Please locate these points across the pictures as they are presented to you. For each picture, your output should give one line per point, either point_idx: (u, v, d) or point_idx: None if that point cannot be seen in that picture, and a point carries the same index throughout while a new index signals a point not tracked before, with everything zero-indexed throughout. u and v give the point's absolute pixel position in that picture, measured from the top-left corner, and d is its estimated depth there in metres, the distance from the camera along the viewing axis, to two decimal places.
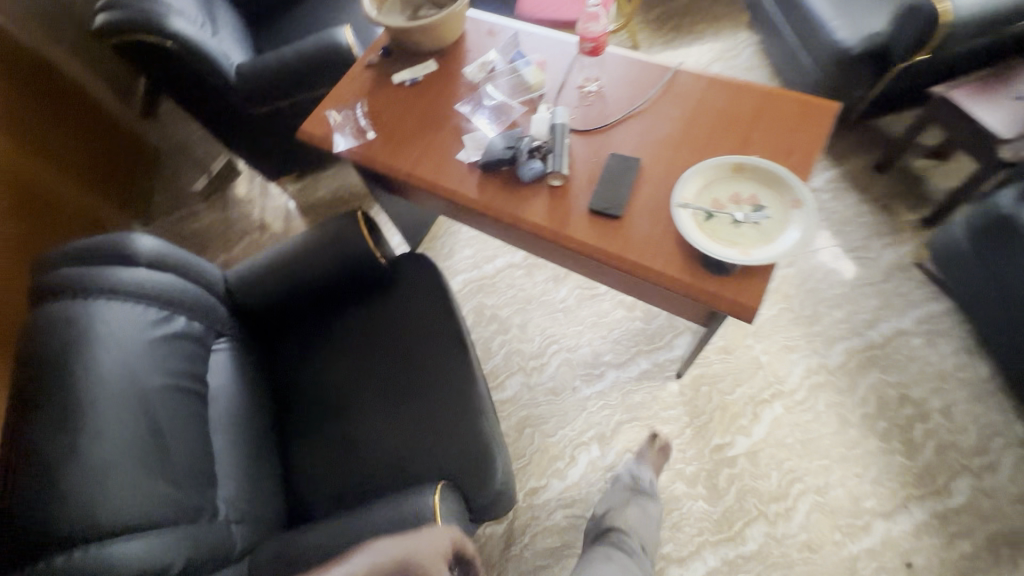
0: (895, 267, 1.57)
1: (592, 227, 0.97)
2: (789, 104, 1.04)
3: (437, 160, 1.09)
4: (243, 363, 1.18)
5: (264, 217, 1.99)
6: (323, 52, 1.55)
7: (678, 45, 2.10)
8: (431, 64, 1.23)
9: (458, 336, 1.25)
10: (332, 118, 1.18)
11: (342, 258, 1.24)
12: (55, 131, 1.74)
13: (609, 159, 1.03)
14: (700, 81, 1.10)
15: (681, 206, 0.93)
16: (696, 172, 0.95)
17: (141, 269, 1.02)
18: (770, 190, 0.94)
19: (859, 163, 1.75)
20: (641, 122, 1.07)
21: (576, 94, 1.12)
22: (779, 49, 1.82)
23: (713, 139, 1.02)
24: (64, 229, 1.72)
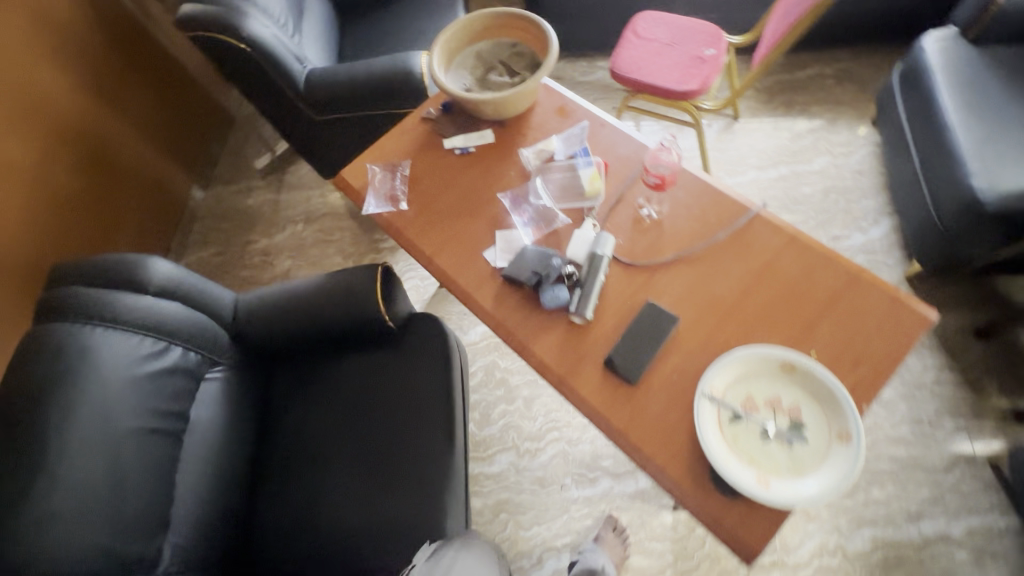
0: (963, 458, 1.34)
1: (601, 385, 0.86)
2: (875, 298, 0.87)
3: (462, 253, 1.01)
4: (232, 394, 1.17)
5: (313, 211, 1.99)
6: (394, 76, 1.49)
7: (784, 127, 1.88)
8: (488, 134, 1.13)
9: (448, 419, 1.18)
10: (372, 174, 1.11)
11: (351, 312, 1.19)
12: (137, 92, 1.79)
13: (643, 307, 0.90)
14: (778, 236, 0.94)
15: (705, 397, 0.80)
16: (735, 358, 0.82)
17: (149, 296, 1.03)
18: (818, 404, 0.79)
19: (956, 320, 1.50)
20: (694, 269, 0.93)
21: (631, 216, 0.99)
22: (900, 165, 1.57)
23: (770, 316, 0.87)
24: (126, 188, 1.78)
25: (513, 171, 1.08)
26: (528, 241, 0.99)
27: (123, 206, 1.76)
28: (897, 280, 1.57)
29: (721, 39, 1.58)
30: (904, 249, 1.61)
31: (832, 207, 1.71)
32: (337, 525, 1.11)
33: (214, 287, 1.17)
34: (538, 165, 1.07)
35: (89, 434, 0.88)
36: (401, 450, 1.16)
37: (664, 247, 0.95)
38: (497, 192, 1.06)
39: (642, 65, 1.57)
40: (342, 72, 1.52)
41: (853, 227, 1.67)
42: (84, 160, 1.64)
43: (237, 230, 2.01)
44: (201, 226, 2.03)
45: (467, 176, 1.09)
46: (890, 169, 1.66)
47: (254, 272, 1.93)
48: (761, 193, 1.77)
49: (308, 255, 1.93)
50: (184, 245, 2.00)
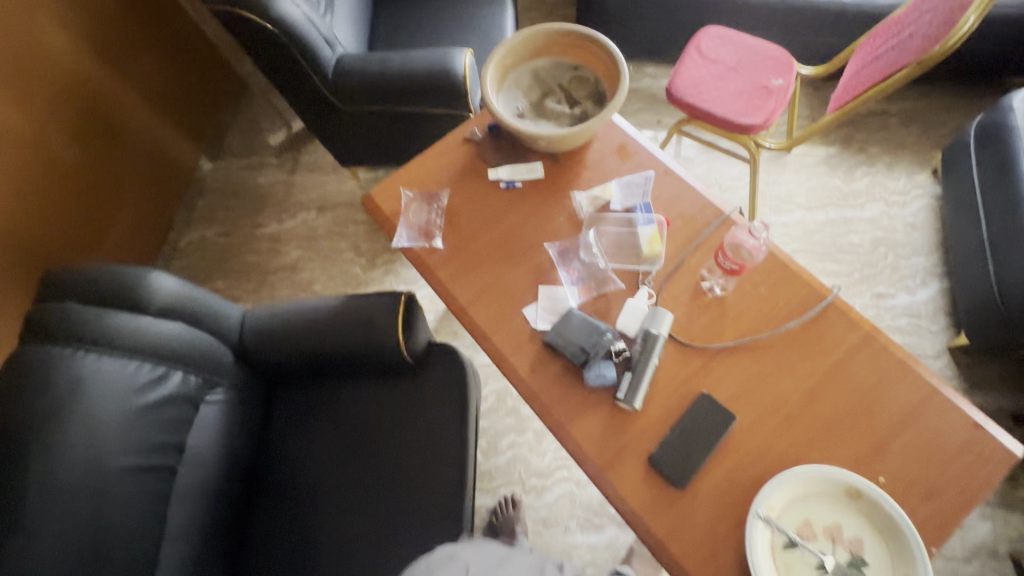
0: (985, 550, 1.30)
1: (643, 483, 0.78)
2: (957, 420, 0.78)
3: (499, 307, 0.92)
4: (233, 416, 1.09)
5: (328, 200, 1.88)
6: (433, 75, 1.35)
7: (838, 166, 1.76)
8: (538, 168, 1.02)
9: (460, 465, 1.10)
10: (405, 201, 1.01)
11: (365, 342, 1.09)
12: (147, 55, 1.65)
13: (697, 399, 0.82)
14: (854, 332, 0.85)
15: (761, 518, 0.73)
16: (795, 477, 0.74)
17: (148, 317, 0.93)
18: (883, 540, 0.71)
19: (995, 401, 1.43)
20: (756, 360, 0.84)
21: (691, 287, 0.89)
22: (963, 229, 1.47)
23: (836, 428, 0.79)
24: (134, 161, 1.66)
25: (563, 216, 0.97)
26: (574, 303, 0.90)
27: (125, 176, 1.64)
28: (938, 350, 1.49)
29: (792, 69, 1.45)
30: (950, 317, 1.53)
31: (879, 261, 1.61)
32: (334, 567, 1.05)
33: (220, 302, 1.08)
34: (592, 216, 0.96)
35: (74, 476, 0.80)
36: (407, 493, 1.09)
37: (726, 330, 0.86)
38: (543, 239, 0.96)
39: (703, 91, 1.43)
40: (375, 62, 1.38)
41: (899, 286, 1.57)
42: (89, 130, 1.52)
43: (246, 211, 1.90)
44: (207, 201, 1.91)
45: (510, 215, 0.98)
46: (948, 229, 1.56)
47: (260, 259, 1.82)
48: (805, 237, 1.66)
49: (319, 247, 1.82)
50: (188, 220, 1.89)
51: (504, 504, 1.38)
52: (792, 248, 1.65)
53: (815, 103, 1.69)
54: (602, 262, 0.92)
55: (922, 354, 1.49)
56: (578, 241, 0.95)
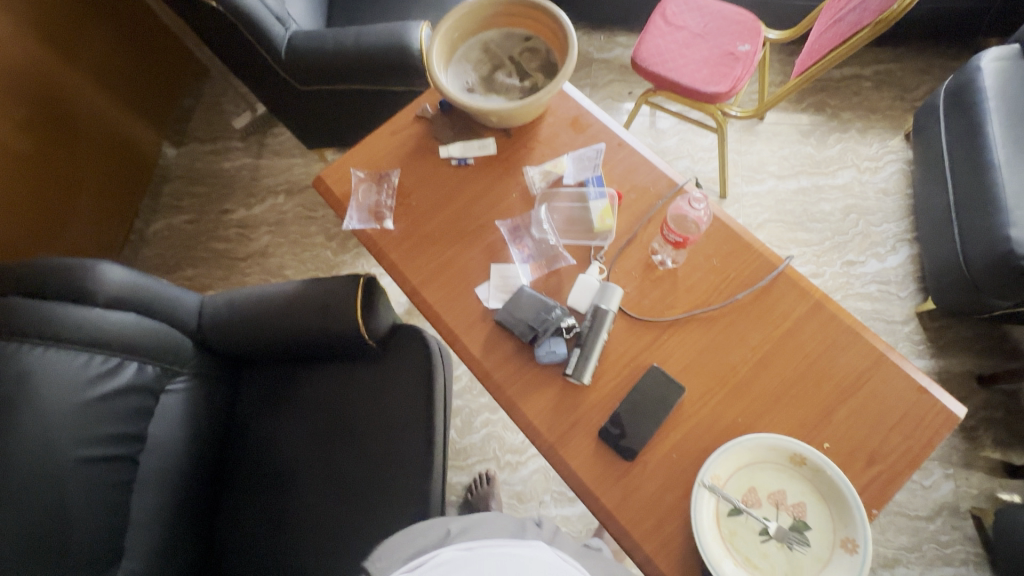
0: (947, 508, 1.33)
1: (593, 457, 0.79)
2: (902, 385, 0.79)
3: (452, 287, 0.91)
4: (198, 404, 1.09)
5: (296, 183, 1.85)
6: (388, 50, 1.31)
7: (811, 133, 1.73)
8: (490, 145, 0.99)
9: (425, 446, 1.10)
10: (355, 182, 0.99)
11: (326, 326, 1.09)
12: (97, 36, 1.59)
13: (647, 372, 0.82)
14: (804, 300, 0.84)
15: (707, 488, 0.74)
16: (741, 445, 0.75)
17: (96, 309, 0.92)
18: (825, 504, 0.73)
19: (961, 363, 1.45)
20: (707, 332, 0.84)
21: (642, 261, 0.89)
22: (931, 194, 1.46)
23: (784, 396, 0.80)
24: (95, 151, 1.63)
25: (515, 193, 0.96)
26: (525, 279, 0.89)
27: (84, 166, 1.60)
28: (907, 316, 1.50)
29: (759, 34, 1.41)
30: (920, 282, 1.53)
31: (850, 229, 1.61)
32: (302, 547, 1.06)
33: (176, 290, 1.06)
34: (544, 192, 0.95)
35: (25, 469, 0.80)
36: (372, 473, 1.10)
37: (676, 303, 0.86)
38: (495, 216, 0.95)
39: (669, 59, 1.40)
40: (329, 39, 1.33)
41: (869, 252, 1.57)
42: (42, 119, 1.48)
43: (213, 197, 1.87)
44: (174, 188, 1.88)
45: (462, 194, 0.97)
46: (919, 194, 1.55)
47: (230, 246, 1.80)
48: (777, 206, 1.65)
49: (289, 232, 1.80)
50: (155, 208, 1.86)
51: (478, 481, 1.41)
52: (764, 218, 1.64)
53: (787, 68, 1.66)
54: (554, 238, 0.91)
55: (891, 321, 1.50)
56: (529, 217, 0.94)
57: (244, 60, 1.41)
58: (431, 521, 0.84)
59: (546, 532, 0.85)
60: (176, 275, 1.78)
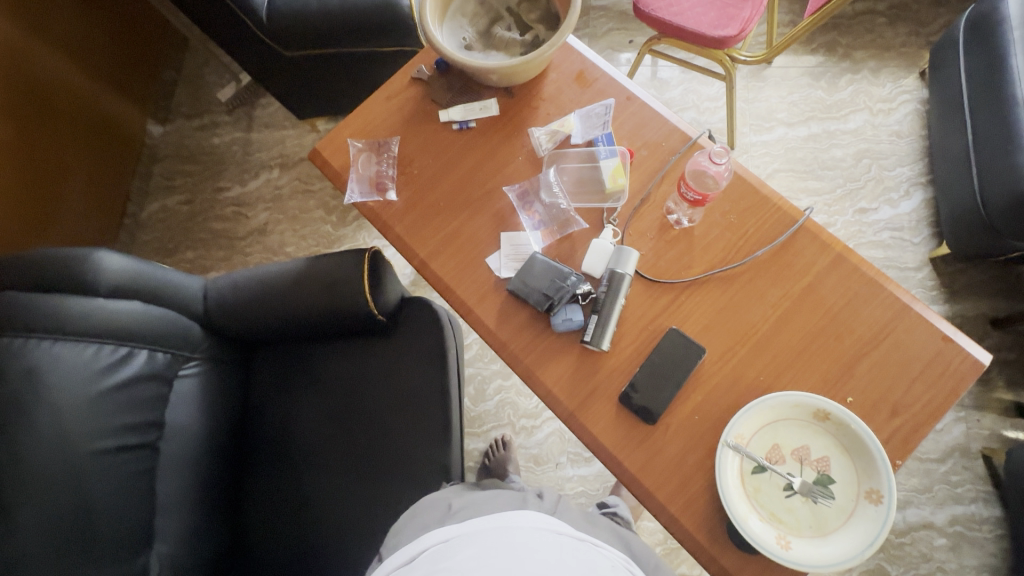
0: (958, 450, 1.35)
1: (614, 422, 0.79)
2: (926, 336, 0.77)
3: (461, 258, 0.88)
4: (212, 389, 1.09)
5: (290, 156, 1.80)
6: (375, 8, 1.23)
7: (821, 75, 1.66)
8: (492, 106, 0.94)
9: (443, 418, 1.11)
10: (354, 152, 0.95)
11: (334, 304, 1.07)
12: (65, 9, 1.49)
13: (666, 336, 0.81)
14: (824, 254, 0.82)
15: (731, 447, 0.74)
16: (765, 404, 0.74)
17: (99, 299, 0.90)
18: (849, 456, 0.73)
19: (975, 307, 1.43)
20: (726, 291, 0.82)
21: (656, 221, 0.86)
22: (949, 134, 1.41)
23: (806, 353, 0.78)
24: (78, 133, 1.57)
25: (520, 155, 0.92)
26: (537, 246, 0.87)
27: (70, 149, 1.54)
28: (920, 263, 1.48)
29: None
30: (933, 227, 1.50)
31: (863, 175, 1.56)
32: (328, 522, 1.08)
33: (178, 275, 1.04)
34: (551, 153, 0.91)
35: (46, 464, 0.80)
36: (391, 448, 1.11)
37: (694, 263, 0.83)
38: (502, 182, 0.91)
39: (673, 3, 1.32)
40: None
41: (882, 199, 1.54)
42: (24, 104, 1.41)
43: (206, 175, 1.81)
44: (164, 167, 1.83)
45: (466, 160, 0.93)
46: (935, 135, 1.50)
47: (227, 225, 1.76)
48: (787, 155, 1.60)
49: (286, 207, 1.76)
50: (147, 190, 1.81)
51: (495, 446, 1.43)
52: (774, 168, 1.59)
53: (797, 7, 1.57)
54: (564, 202, 0.88)
55: (904, 268, 1.48)
56: (536, 181, 0.90)
57: (225, 27, 1.33)
58: (436, 496, 0.88)
59: (548, 504, 0.87)
60: (176, 258, 1.75)
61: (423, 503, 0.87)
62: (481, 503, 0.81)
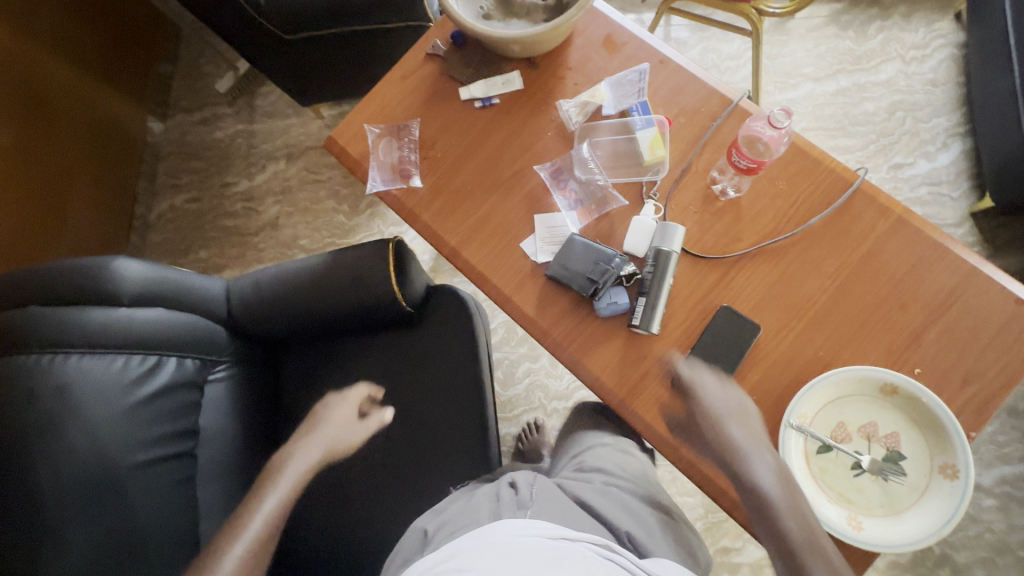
0: (1006, 409, 1.31)
1: (667, 407, 0.76)
2: (997, 299, 0.73)
3: (494, 245, 0.84)
4: (240, 391, 1.07)
5: (296, 145, 1.74)
6: None
7: (848, 24, 1.57)
8: (516, 79, 0.88)
9: (478, 410, 1.08)
10: (372, 138, 0.90)
11: (359, 298, 1.04)
12: (50, 5, 1.41)
13: (718, 314, 0.76)
14: (884, 218, 0.77)
15: (794, 428, 0.71)
16: (828, 381, 0.71)
17: (121, 309, 0.87)
18: (920, 431, 0.69)
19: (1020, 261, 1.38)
20: (779, 264, 0.77)
21: (700, 193, 0.81)
22: (991, 79, 1.33)
23: (868, 325, 0.74)
24: (80, 136, 1.52)
25: (549, 131, 0.86)
26: (573, 227, 0.82)
27: (72, 153, 1.49)
28: (960, 218, 1.41)
29: None
30: (974, 180, 1.43)
31: (897, 128, 1.48)
32: (365, 523, 1.05)
33: (197, 278, 1.00)
34: (582, 127, 0.85)
35: (85, 479, 0.78)
36: (426, 443, 1.08)
37: (743, 236, 0.79)
38: (531, 161, 0.86)
39: None
40: None
41: (918, 153, 1.46)
42: (23, 111, 1.36)
43: (212, 170, 1.77)
44: (170, 165, 1.78)
45: (491, 139, 0.88)
46: (975, 81, 1.42)
47: (238, 220, 1.72)
48: (815, 112, 1.52)
49: (297, 198, 1.71)
50: (154, 189, 1.77)
51: (528, 430, 1.41)
52: (801, 127, 1.52)
53: None
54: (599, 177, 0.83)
55: (943, 225, 1.41)
56: (567, 157, 0.85)
57: (222, 13, 1.24)
58: (414, 526, 0.84)
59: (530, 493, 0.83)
60: (190, 257, 1.72)
61: (402, 538, 0.83)
62: (456, 519, 0.78)
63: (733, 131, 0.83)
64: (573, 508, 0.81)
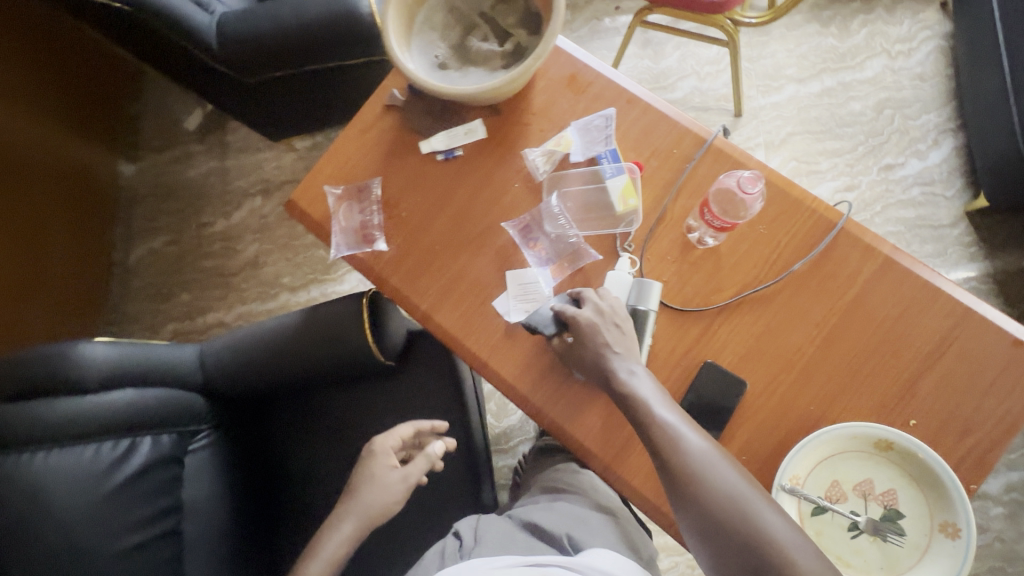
0: None
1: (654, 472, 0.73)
2: (993, 341, 0.69)
3: (467, 307, 0.81)
4: (225, 457, 1.03)
5: (272, 181, 1.70)
6: (334, 21, 1.11)
7: (830, 20, 1.51)
8: (479, 128, 0.84)
9: (469, 459, 1.06)
10: (333, 200, 0.86)
11: (336, 356, 1.01)
12: (10, 61, 1.33)
13: (702, 371, 0.73)
14: (870, 260, 0.73)
15: (787, 491, 0.67)
16: (819, 440, 0.67)
17: (87, 397, 0.84)
18: (919, 487, 0.66)
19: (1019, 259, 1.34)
20: (763, 313, 0.74)
21: (677, 241, 0.77)
22: (982, 74, 1.28)
23: (859, 375, 0.71)
24: (55, 193, 1.46)
25: (516, 182, 0.82)
26: (548, 285, 0.78)
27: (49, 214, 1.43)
28: (955, 218, 1.37)
29: None
30: (967, 177, 1.39)
31: (886, 127, 1.44)
32: None
33: (167, 349, 0.98)
34: (550, 177, 0.82)
35: None
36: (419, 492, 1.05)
37: (724, 285, 0.75)
38: (499, 215, 0.82)
39: None
40: (264, 17, 1.12)
41: (909, 152, 1.42)
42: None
43: (188, 212, 1.72)
44: (144, 209, 1.74)
45: (457, 194, 0.84)
46: (964, 75, 1.37)
47: (218, 262, 1.68)
48: (800, 115, 1.47)
49: (276, 235, 1.67)
50: (131, 234, 1.72)
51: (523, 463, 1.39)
52: (788, 132, 1.46)
53: None
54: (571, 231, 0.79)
55: (938, 226, 1.37)
56: (536, 210, 0.81)
57: (181, 62, 1.20)
58: None
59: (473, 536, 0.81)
60: (171, 303, 1.68)
61: None
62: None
63: (708, 173, 0.79)
64: (516, 536, 0.80)
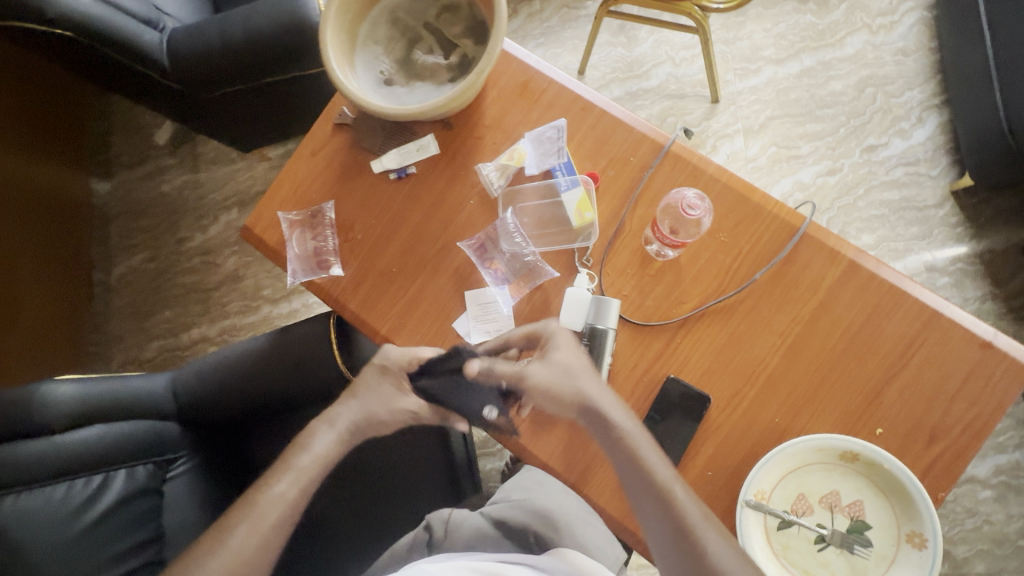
0: None
1: (620, 491, 0.72)
2: (960, 346, 0.68)
3: (427, 330, 0.79)
4: (206, 481, 1.02)
5: (246, 192, 1.68)
6: (285, 32, 1.07)
7: None
8: (431, 144, 0.82)
9: (446, 468, 0.98)
10: (287, 226, 0.84)
11: (308, 379, 1.00)
12: None
13: (665, 387, 0.72)
14: (835, 265, 0.71)
15: (752, 508, 0.66)
16: (784, 454, 0.66)
17: (55, 437, 0.84)
18: (885, 497, 0.65)
19: (1006, 239, 1.31)
20: (725, 325, 0.72)
21: (636, 254, 0.75)
22: (966, 49, 1.23)
23: (825, 384, 0.69)
24: (24, 217, 1.44)
25: (471, 199, 0.80)
26: (507, 306, 0.77)
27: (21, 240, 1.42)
28: (940, 198, 1.34)
29: None
30: (952, 155, 1.35)
31: (867, 107, 1.39)
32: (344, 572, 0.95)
33: (138, 379, 0.97)
34: (505, 193, 0.79)
35: None
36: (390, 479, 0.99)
37: (685, 297, 0.73)
38: (455, 234, 0.80)
39: None
40: (214, 31, 1.09)
41: (892, 132, 1.37)
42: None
43: (165, 227, 1.71)
44: (120, 227, 1.72)
45: (412, 213, 0.82)
46: (948, 49, 1.31)
47: (198, 277, 1.68)
48: (779, 98, 1.43)
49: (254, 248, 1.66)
50: (109, 253, 1.71)
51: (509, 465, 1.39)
52: (767, 117, 1.42)
53: None
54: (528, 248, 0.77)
55: (923, 207, 1.34)
56: (492, 228, 0.79)
57: (137, 86, 1.17)
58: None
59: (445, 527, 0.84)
60: (154, 320, 1.67)
61: None
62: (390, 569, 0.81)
63: (667, 180, 0.76)
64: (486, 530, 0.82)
